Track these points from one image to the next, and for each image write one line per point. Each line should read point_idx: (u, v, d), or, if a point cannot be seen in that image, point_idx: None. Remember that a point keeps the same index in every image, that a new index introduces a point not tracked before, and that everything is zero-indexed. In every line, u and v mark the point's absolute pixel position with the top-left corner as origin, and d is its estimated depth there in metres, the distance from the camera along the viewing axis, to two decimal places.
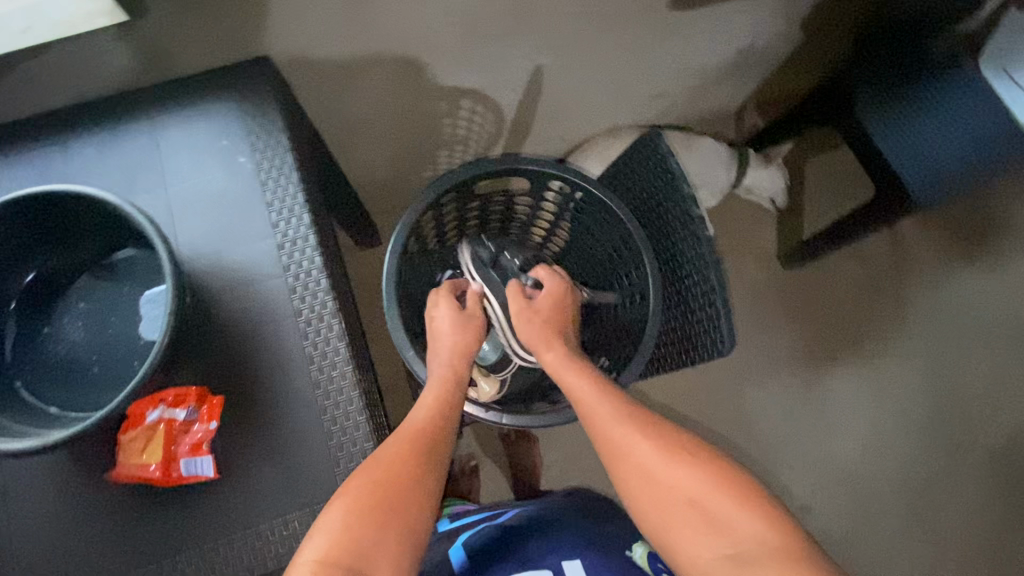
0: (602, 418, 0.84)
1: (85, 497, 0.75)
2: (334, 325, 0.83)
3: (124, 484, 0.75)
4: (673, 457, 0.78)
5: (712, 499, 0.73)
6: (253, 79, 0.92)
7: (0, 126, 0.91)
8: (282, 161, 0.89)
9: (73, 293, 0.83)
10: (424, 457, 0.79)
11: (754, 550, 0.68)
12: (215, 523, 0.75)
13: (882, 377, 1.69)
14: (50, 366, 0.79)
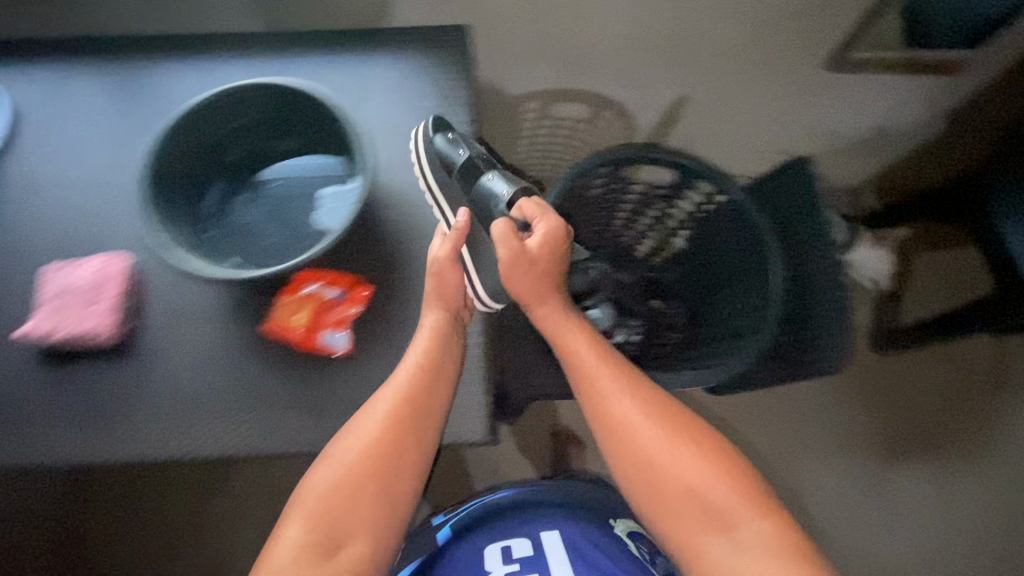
0: (609, 405, 0.84)
1: (239, 341, 0.89)
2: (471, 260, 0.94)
3: (272, 337, 0.89)
4: (680, 450, 0.79)
5: (715, 494, 0.76)
6: (451, 37, 1.05)
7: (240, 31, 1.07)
8: (461, 115, 1.03)
9: (268, 173, 1.00)
10: (410, 422, 0.82)
11: (754, 547, 0.73)
12: (333, 394, 0.88)
13: (958, 500, 1.53)
14: (236, 229, 0.97)
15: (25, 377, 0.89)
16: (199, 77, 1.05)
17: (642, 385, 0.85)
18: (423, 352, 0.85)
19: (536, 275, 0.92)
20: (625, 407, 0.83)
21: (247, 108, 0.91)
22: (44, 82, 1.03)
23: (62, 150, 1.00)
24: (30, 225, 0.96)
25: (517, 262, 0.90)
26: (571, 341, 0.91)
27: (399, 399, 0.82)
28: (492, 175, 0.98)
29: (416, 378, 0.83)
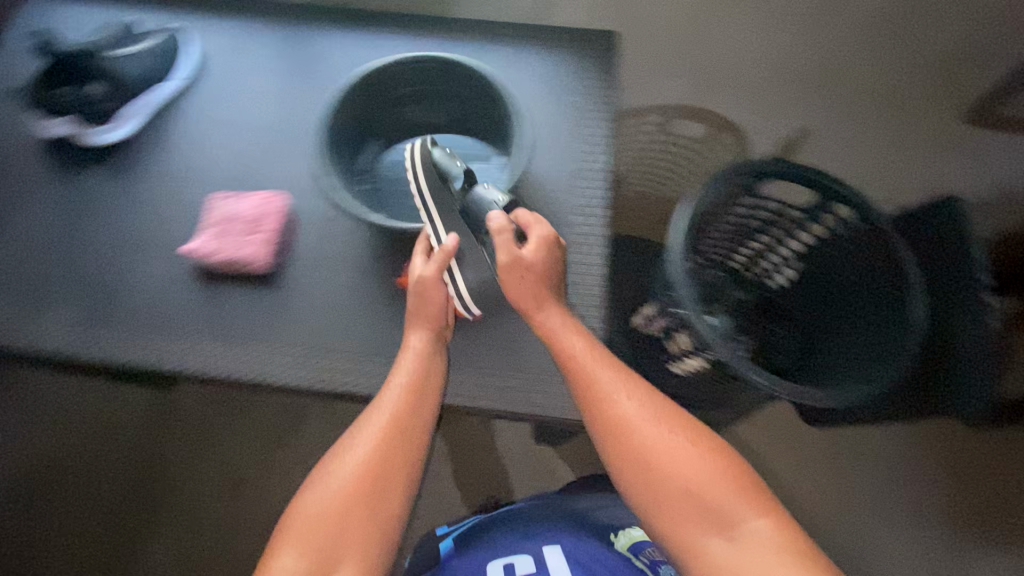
0: (609, 401, 0.76)
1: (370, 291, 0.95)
2: (599, 250, 0.96)
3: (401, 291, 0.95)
4: (681, 444, 0.72)
5: (716, 490, 0.69)
6: (601, 46, 1.12)
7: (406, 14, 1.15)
8: (603, 112, 1.07)
9: (418, 141, 1.07)
10: (405, 428, 0.76)
11: (759, 548, 0.64)
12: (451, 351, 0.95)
13: None
14: (383, 187, 1.04)
15: (175, 291, 0.97)
16: (364, 47, 1.13)
17: (636, 381, 0.79)
18: (412, 369, 0.82)
19: (536, 279, 0.82)
20: (625, 404, 0.75)
21: (412, 78, 0.97)
22: (232, 37, 1.14)
23: (237, 96, 1.10)
24: (197, 158, 1.04)
25: (515, 270, 0.81)
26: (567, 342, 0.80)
27: (398, 405, 0.78)
28: (487, 184, 0.88)
29: (405, 387, 0.80)
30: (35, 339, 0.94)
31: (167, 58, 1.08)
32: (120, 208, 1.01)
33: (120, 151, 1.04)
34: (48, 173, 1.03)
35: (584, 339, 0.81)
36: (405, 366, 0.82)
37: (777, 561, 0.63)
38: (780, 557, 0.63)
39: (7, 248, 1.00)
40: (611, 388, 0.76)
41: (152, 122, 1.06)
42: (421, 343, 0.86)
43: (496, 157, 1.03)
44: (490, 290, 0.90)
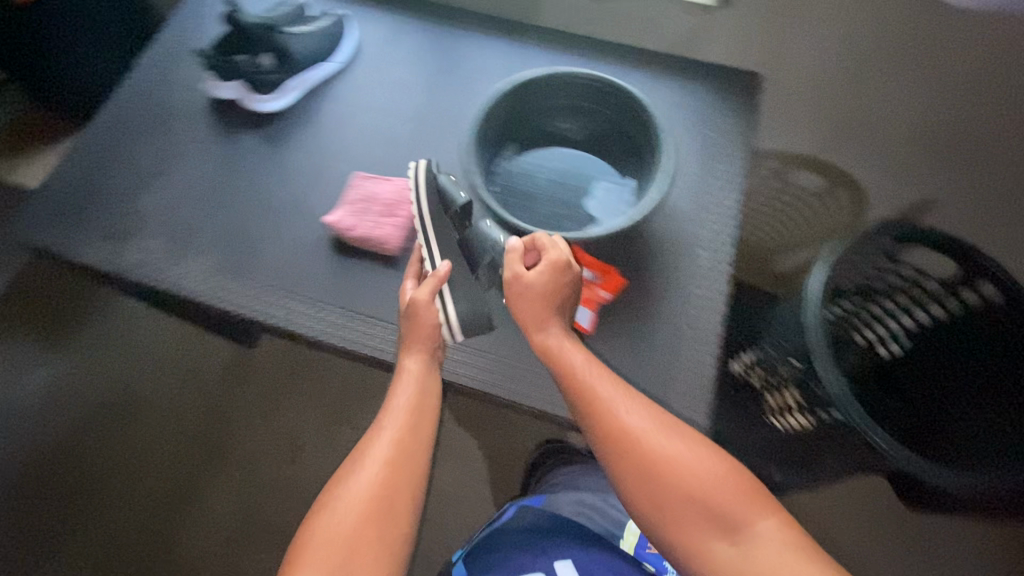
0: (608, 417, 0.75)
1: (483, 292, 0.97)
2: (721, 288, 0.95)
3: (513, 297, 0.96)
4: (682, 449, 0.72)
5: (725, 496, 0.69)
6: (743, 84, 1.12)
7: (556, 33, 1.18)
8: (738, 155, 1.06)
9: (550, 154, 1.08)
10: (406, 449, 0.81)
11: (771, 552, 0.65)
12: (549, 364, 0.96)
13: None
14: (513, 189, 1.03)
15: (300, 258, 1.02)
16: (510, 56, 1.18)
17: (630, 391, 0.79)
18: (411, 395, 0.86)
19: (540, 299, 0.83)
20: (624, 416, 0.75)
21: (560, 95, 1.00)
22: (390, 31, 1.21)
23: (388, 85, 1.17)
24: (342, 139, 1.11)
25: (517, 289, 0.83)
26: (569, 360, 0.81)
27: (400, 427, 0.82)
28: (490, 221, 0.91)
29: (406, 410, 0.84)
30: (170, 277, 0.99)
31: (332, 41, 1.15)
32: (268, 171, 1.08)
33: (278, 120, 1.12)
34: (211, 129, 1.11)
35: (581, 353, 0.81)
36: (398, 401, 0.85)
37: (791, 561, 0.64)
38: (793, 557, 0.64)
39: (157, 188, 1.06)
40: (610, 400, 0.76)
41: (307, 101, 1.14)
42: (417, 365, 0.88)
43: (630, 179, 1.03)
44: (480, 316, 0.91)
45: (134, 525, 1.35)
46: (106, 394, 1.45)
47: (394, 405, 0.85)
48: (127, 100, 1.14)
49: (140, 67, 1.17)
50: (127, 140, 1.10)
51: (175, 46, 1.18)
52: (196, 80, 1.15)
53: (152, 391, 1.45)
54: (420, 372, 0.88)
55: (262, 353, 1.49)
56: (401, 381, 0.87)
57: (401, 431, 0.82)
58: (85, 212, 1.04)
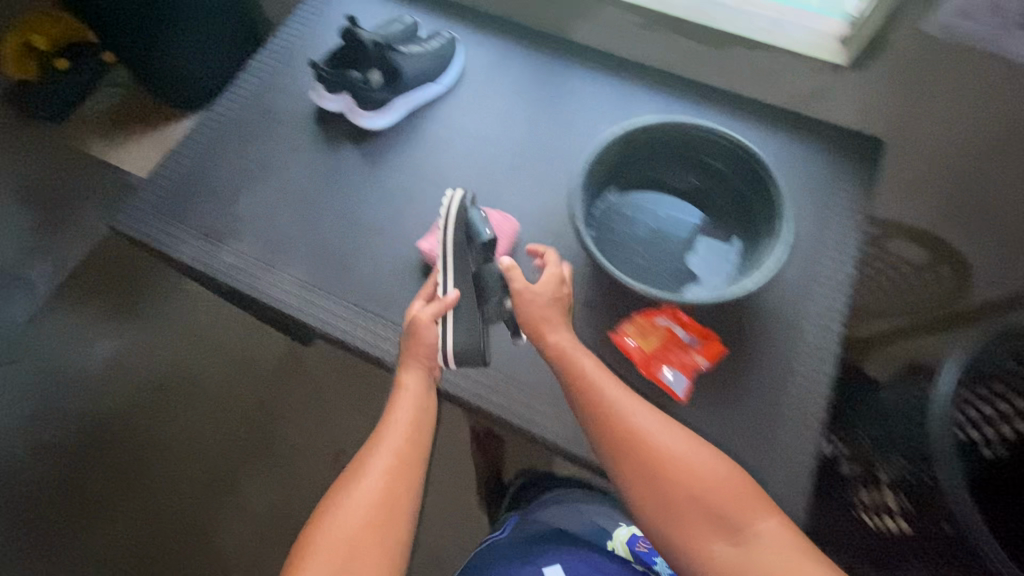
0: (622, 421, 0.75)
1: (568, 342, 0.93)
2: (828, 370, 0.89)
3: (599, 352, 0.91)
4: (689, 450, 0.72)
5: (731, 500, 0.68)
6: (861, 155, 1.07)
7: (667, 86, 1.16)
8: (851, 232, 1.00)
9: (655, 203, 1.02)
10: (406, 465, 0.78)
11: (774, 552, 0.64)
12: None
13: None
14: (611, 237, 0.99)
15: (382, 279, 1.01)
16: (617, 98, 1.16)
17: (640, 400, 0.79)
18: (410, 410, 0.83)
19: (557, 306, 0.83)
20: (634, 418, 0.75)
21: (674, 145, 0.97)
22: (496, 57, 1.20)
23: (489, 113, 1.15)
24: (438, 162, 1.11)
25: (526, 298, 0.82)
26: (580, 370, 0.79)
27: (400, 443, 0.80)
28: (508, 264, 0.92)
29: (406, 422, 0.81)
30: (260, 283, 0.99)
31: (441, 63, 1.14)
32: (365, 188, 1.08)
33: (381, 137, 1.12)
34: (315, 139, 1.13)
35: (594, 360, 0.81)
36: (399, 415, 0.82)
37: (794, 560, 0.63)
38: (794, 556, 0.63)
39: (256, 192, 1.07)
40: (621, 404, 0.76)
41: (408, 120, 1.14)
42: (418, 383, 0.85)
43: (736, 239, 0.98)
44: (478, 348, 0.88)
45: (172, 510, 1.35)
46: (164, 373, 1.46)
47: (394, 418, 0.82)
48: (237, 101, 1.16)
49: (253, 71, 1.20)
50: (232, 140, 1.12)
51: (289, 52, 1.21)
52: (304, 88, 1.17)
53: (206, 377, 1.46)
54: (422, 388, 0.85)
55: (318, 356, 1.48)
56: (400, 398, 0.84)
57: (400, 445, 0.79)
58: (186, 207, 1.06)
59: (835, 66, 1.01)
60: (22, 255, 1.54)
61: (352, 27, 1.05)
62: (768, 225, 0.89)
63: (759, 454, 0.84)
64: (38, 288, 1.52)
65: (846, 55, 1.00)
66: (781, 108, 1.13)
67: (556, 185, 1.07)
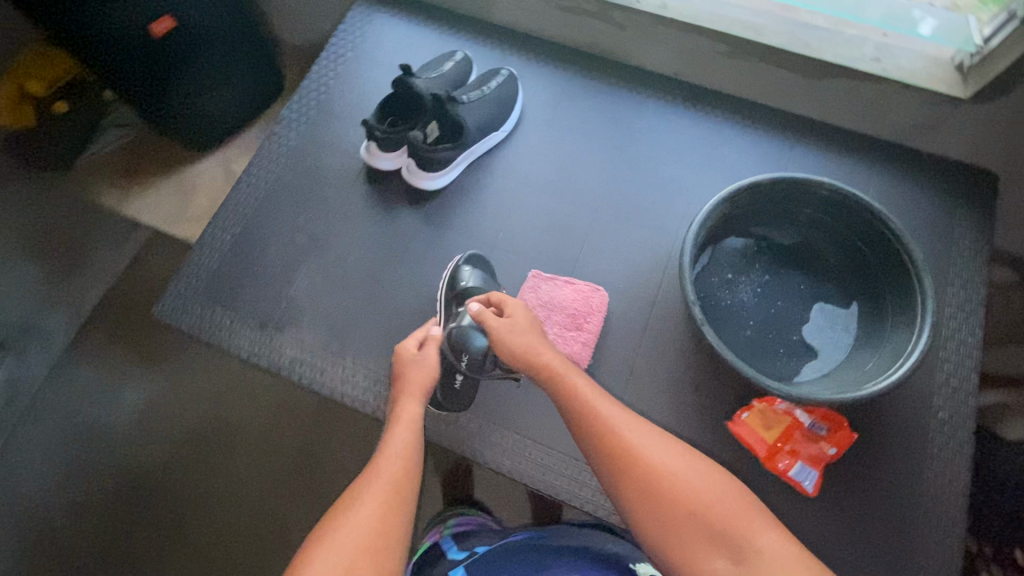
0: (608, 435, 0.66)
1: (678, 430, 0.85)
2: (965, 449, 0.82)
3: (713, 441, 0.84)
4: (682, 464, 0.64)
5: (728, 512, 0.60)
6: (979, 191, 0.96)
7: (754, 119, 1.04)
8: (973, 286, 0.91)
9: (757, 265, 0.92)
10: (402, 488, 0.69)
11: (778, 567, 0.55)
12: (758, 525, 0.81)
13: None
14: (714, 306, 0.90)
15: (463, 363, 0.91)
16: (697, 134, 1.04)
17: (629, 413, 0.70)
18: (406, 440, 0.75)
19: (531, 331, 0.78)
20: (624, 431, 0.67)
21: (784, 200, 0.87)
22: (556, 91, 1.08)
23: (556, 160, 1.03)
24: (509, 222, 1.00)
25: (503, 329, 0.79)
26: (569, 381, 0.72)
27: (397, 468, 0.71)
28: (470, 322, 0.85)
29: (403, 448, 0.74)
30: (332, 379, 0.90)
31: (502, 108, 1.01)
32: (431, 258, 0.98)
33: (442, 196, 1.01)
34: (368, 202, 1.01)
35: (584, 376, 0.74)
36: (395, 442, 0.75)
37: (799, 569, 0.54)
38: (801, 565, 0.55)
39: (313, 271, 0.97)
40: (608, 415, 0.68)
41: (469, 176, 1.03)
42: (415, 415, 0.79)
43: (853, 303, 0.88)
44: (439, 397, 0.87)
45: None
46: (192, 434, 1.25)
47: (390, 445, 0.74)
48: (275, 163, 1.04)
49: (289, 126, 1.07)
50: (278, 210, 1.01)
51: (329, 100, 1.09)
52: (349, 145, 1.05)
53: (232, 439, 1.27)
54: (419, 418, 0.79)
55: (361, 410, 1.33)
56: (396, 430, 0.76)
57: (399, 470, 0.71)
58: (240, 293, 0.96)
59: (954, 100, 0.90)
60: (30, 310, 1.34)
61: (408, 78, 0.92)
62: (900, 297, 0.80)
63: (900, 550, 0.79)
64: (53, 342, 1.32)
65: (966, 87, 0.89)
66: (883, 138, 1.01)
67: (642, 242, 0.97)
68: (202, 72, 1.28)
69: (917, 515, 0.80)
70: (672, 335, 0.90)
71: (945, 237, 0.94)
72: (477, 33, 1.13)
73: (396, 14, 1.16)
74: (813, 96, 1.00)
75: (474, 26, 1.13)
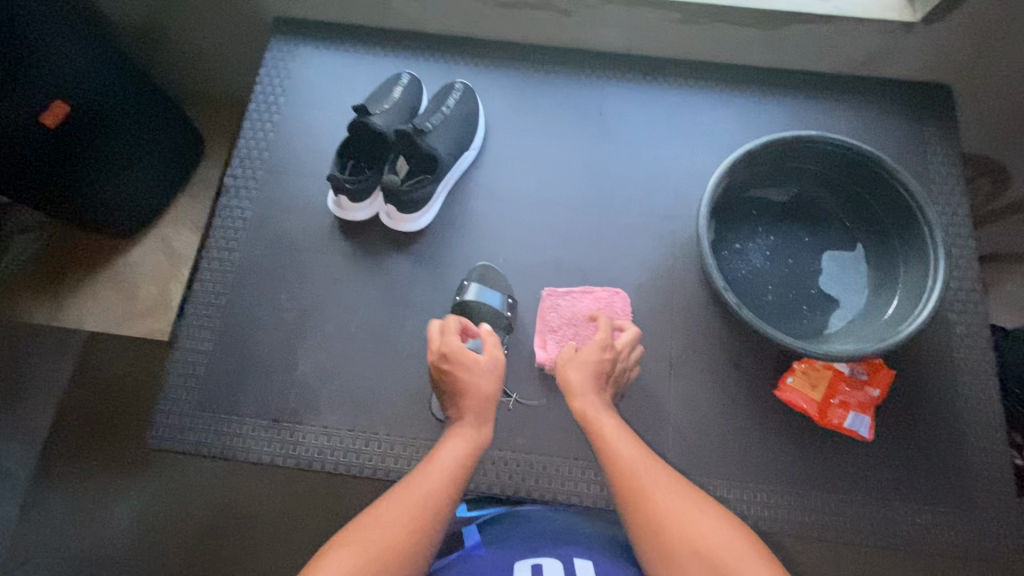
0: (625, 475, 0.67)
1: (729, 409, 0.85)
2: (988, 355, 0.87)
3: (765, 410, 0.85)
4: (693, 507, 0.64)
5: (731, 557, 0.59)
6: (938, 107, 1.00)
7: (718, 80, 1.02)
8: (956, 197, 0.95)
9: (761, 227, 0.91)
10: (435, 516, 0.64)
11: None
12: (826, 479, 0.82)
13: None
14: (733, 279, 0.89)
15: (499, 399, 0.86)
16: (668, 106, 1.01)
17: (650, 454, 0.70)
18: (457, 459, 0.69)
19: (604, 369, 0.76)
20: (642, 469, 0.67)
21: (775, 158, 0.88)
22: (516, 92, 1.02)
23: (535, 165, 0.98)
24: (504, 241, 0.94)
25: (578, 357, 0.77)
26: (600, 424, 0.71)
27: (436, 493, 0.66)
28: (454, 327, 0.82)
29: (448, 469, 0.68)
30: (371, 459, 0.84)
31: (469, 124, 0.95)
32: (435, 301, 0.91)
33: (427, 233, 0.94)
34: (351, 259, 0.93)
35: (616, 418, 0.73)
36: (441, 459, 0.69)
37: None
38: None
39: (314, 347, 0.89)
40: (629, 456, 0.68)
41: (449, 203, 0.96)
42: (475, 434, 0.72)
43: (858, 244, 0.90)
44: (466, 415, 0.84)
45: None
46: (208, 547, 1.11)
47: (436, 460, 0.69)
48: (235, 239, 0.94)
49: (238, 196, 0.96)
50: (255, 293, 0.92)
51: (273, 156, 0.98)
52: (312, 202, 0.96)
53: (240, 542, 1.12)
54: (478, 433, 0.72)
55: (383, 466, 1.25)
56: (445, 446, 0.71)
57: (436, 491, 0.65)
58: (243, 394, 0.87)
59: (905, 25, 0.93)
60: None
61: (365, 117, 0.85)
62: (906, 232, 0.84)
63: (957, 467, 0.82)
64: (14, 487, 1.16)
65: (914, 11, 0.92)
66: (840, 73, 1.02)
67: (644, 230, 0.94)
68: (113, 155, 1.12)
69: (963, 428, 0.84)
70: (699, 318, 0.89)
71: (921, 156, 0.97)
72: (416, 47, 1.04)
73: (319, 44, 1.05)
74: (769, 46, 0.99)
75: (409, 40, 1.05)
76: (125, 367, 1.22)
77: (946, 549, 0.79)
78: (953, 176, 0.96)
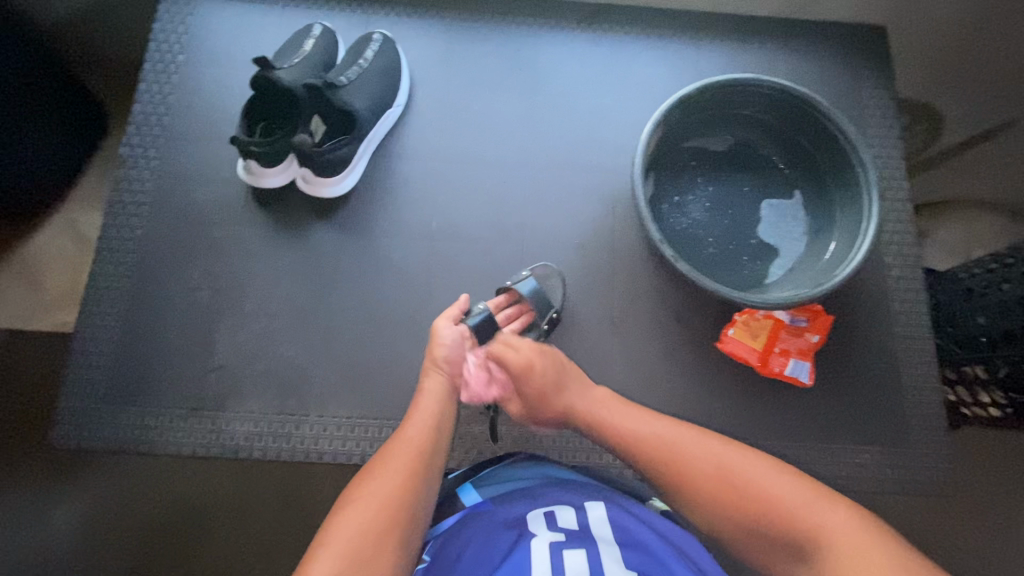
0: (652, 449, 0.63)
1: (676, 362, 0.84)
2: (921, 296, 0.88)
3: (710, 361, 0.84)
4: (723, 453, 0.61)
5: (788, 502, 0.56)
6: (872, 48, 0.99)
7: (658, 23, 0.98)
8: (891, 137, 0.94)
9: (701, 178, 0.89)
10: (430, 462, 0.62)
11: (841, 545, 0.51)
12: (771, 425, 0.82)
13: None
14: (672, 234, 0.86)
15: None
16: (604, 56, 0.95)
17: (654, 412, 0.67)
18: (432, 411, 0.68)
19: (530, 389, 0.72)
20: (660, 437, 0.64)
21: (713, 101, 0.84)
22: (440, 45, 0.95)
23: (465, 123, 0.92)
24: (437, 204, 0.88)
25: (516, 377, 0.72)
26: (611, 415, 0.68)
27: (421, 437, 0.64)
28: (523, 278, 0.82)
29: (430, 416, 0.67)
30: (303, 443, 0.78)
31: (390, 80, 0.88)
32: (363, 272, 0.85)
33: (351, 201, 0.87)
34: (270, 232, 0.86)
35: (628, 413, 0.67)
36: (422, 411, 0.67)
37: (859, 559, 0.50)
38: (863, 556, 0.50)
39: (237, 327, 0.82)
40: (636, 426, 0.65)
41: (375, 165, 0.89)
42: (441, 386, 0.71)
43: (796, 191, 0.88)
44: (404, 392, 0.81)
45: None
46: None
47: (417, 413, 0.67)
48: (140, 214, 0.85)
49: (137, 168, 0.87)
50: (167, 273, 0.84)
51: (178, 121, 0.89)
52: (222, 170, 0.88)
53: None
54: (445, 387, 0.71)
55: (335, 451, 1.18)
56: (421, 400, 0.69)
57: (420, 436, 0.64)
58: (159, 384, 0.80)
59: None
60: None
61: (270, 72, 0.77)
62: (842, 175, 0.83)
63: (892, 407, 0.84)
64: None
65: None
66: (777, 15, 0.99)
67: (584, 186, 0.90)
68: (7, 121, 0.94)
69: (902, 367, 0.85)
70: (640, 276, 0.87)
71: (856, 96, 0.96)
72: None
73: None
74: None
75: None
76: (16, 357, 1.01)
77: (885, 485, 0.80)
78: (889, 112, 0.95)
